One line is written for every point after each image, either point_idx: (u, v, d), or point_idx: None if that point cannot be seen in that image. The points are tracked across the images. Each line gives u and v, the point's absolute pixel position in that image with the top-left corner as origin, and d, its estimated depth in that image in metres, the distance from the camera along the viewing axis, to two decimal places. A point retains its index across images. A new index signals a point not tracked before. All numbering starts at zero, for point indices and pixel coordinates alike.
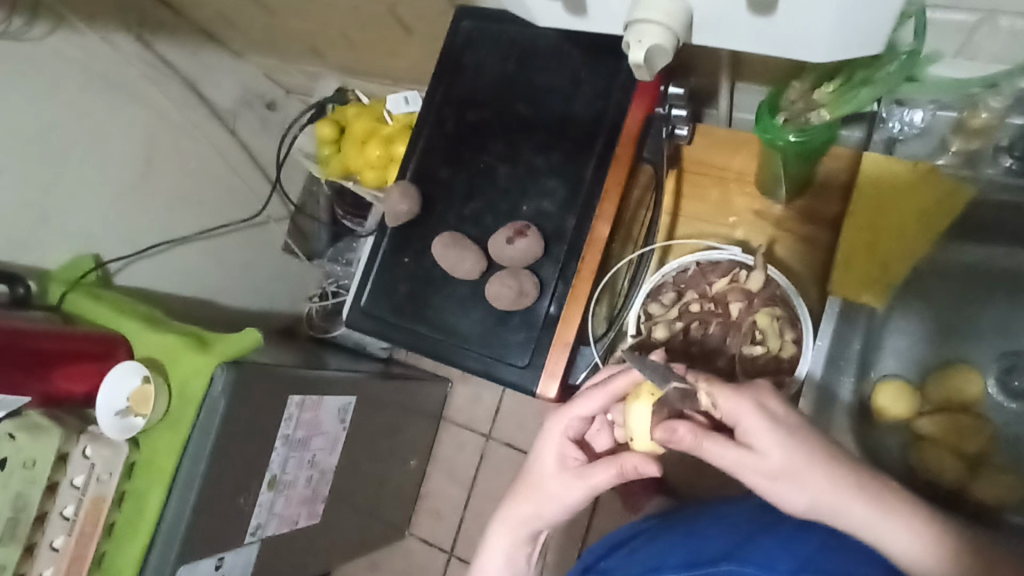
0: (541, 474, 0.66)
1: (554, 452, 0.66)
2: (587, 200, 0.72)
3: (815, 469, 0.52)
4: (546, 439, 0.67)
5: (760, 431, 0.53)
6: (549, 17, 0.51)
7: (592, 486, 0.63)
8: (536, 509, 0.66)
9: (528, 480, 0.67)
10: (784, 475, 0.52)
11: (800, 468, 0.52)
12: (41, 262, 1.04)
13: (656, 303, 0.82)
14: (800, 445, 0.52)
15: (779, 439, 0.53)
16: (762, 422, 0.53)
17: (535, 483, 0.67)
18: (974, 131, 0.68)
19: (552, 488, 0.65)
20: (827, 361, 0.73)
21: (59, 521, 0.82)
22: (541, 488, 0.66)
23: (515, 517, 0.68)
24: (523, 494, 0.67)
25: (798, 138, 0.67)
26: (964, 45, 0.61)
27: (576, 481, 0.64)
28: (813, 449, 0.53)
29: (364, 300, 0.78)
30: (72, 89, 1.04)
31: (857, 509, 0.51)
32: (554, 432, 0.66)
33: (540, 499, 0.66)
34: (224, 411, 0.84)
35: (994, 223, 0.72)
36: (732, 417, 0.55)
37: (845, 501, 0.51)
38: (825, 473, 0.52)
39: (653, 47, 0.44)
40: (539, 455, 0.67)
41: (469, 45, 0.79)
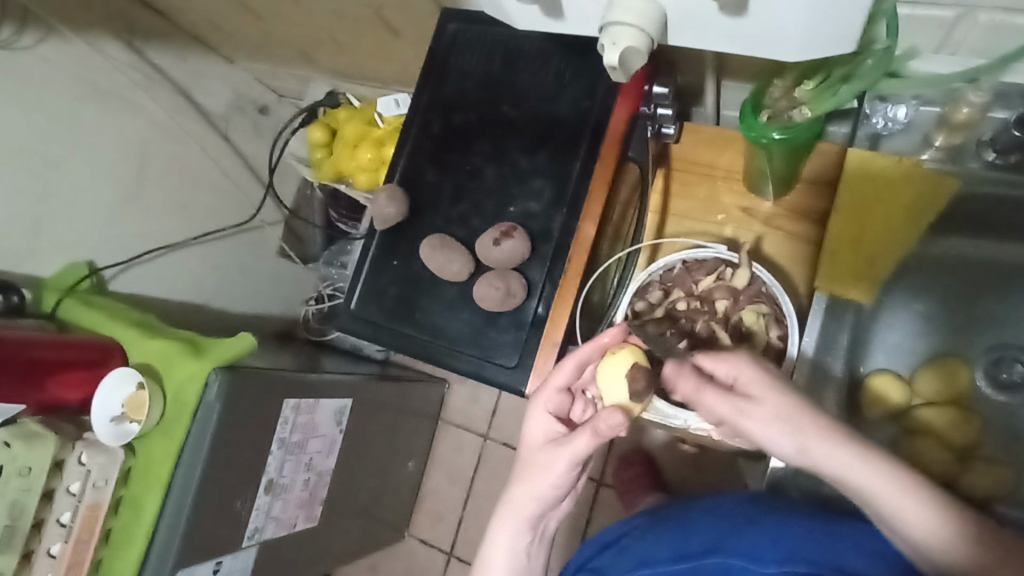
0: (529, 452, 0.66)
1: (541, 429, 0.67)
2: (573, 200, 0.73)
3: (806, 427, 0.53)
4: (532, 417, 0.68)
5: (760, 382, 0.55)
6: (529, 24, 0.51)
7: (575, 453, 0.62)
8: (526, 489, 0.65)
9: (519, 461, 0.67)
10: (777, 425, 0.53)
11: (794, 421, 0.53)
12: (38, 270, 1.04)
13: (643, 301, 0.81)
14: (796, 398, 0.54)
15: (777, 389, 0.54)
16: (760, 381, 0.55)
17: (524, 462, 0.66)
18: (958, 125, 0.68)
19: (541, 461, 0.64)
20: (818, 350, 0.72)
21: (56, 528, 0.82)
22: (529, 466, 0.65)
23: (510, 504, 0.66)
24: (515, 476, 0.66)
25: (783, 135, 0.67)
26: (943, 41, 0.62)
27: (559, 449, 0.63)
28: (811, 403, 0.54)
29: (354, 303, 0.79)
30: (64, 97, 1.05)
31: (848, 460, 0.52)
32: (538, 408, 0.67)
33: (531, 477, 0.65)
34: (219, 416, 0.84)
35: (979, 217, 0.72)
36: (732, 370, 0.56)
37: (834, 460, 0.52)
38: (821, 424, 0.53)
39: (628, 49, 0.45)
40: (527, 436, 0.68)
41: (453, 47, 0.79)
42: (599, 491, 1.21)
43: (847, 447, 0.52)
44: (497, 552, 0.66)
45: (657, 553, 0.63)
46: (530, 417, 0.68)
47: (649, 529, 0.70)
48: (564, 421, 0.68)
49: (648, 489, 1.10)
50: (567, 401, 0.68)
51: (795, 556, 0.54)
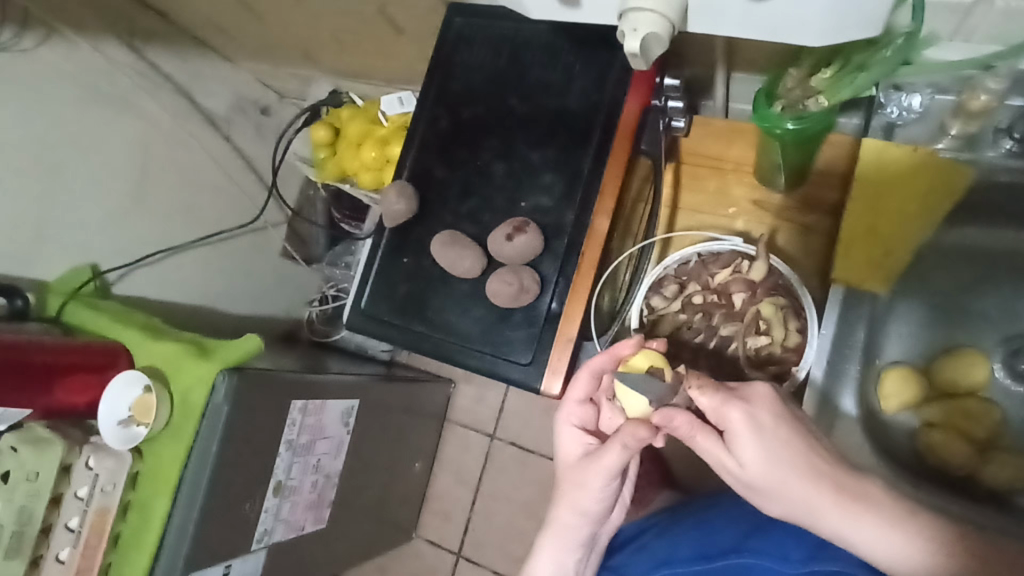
0: (564, 468, 0.66)
1: (573, 444, 0.67)
2: (585, 194, 0.72)
3: (793, 483, 0.51)
4: (564, 433, 0.68)
5: (743, 439, 0.52)
6: (543, 13, 0.50)
7: (606, 469, 0.61)
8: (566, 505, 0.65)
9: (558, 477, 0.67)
10: (760, 483, 0.52)
11: (776, 482, 0.51)
12: (41, 273, 1.04)
13: (659, 296, 0.82)
14: (782, 455, 0.51)
15: (761, 444, 0.52)
16: (747, 433, 0.52)
17: (563, 479, 0.66)
18: (973, 113, 0.67)
19: (575, 478, 0.64)
20: (832, 354, 0.72)
21: (65, 533, 0.82)
22: (567, 483, 0.65)
23: (553, 520, 0.67)
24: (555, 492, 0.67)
25: (797, 125, 0.66)
26: (958, 27, 0.61)
27: (590, 466, 0.62)
28: (801, 459, 0.51)
29: (364, 302, 0.78)
30: (65, 99, 1.04)
31: (834, 522, 0.50)
32: (570, 423, 0.67)
33: (568, 493, 0.65)
34: (227, 417, 0.84)
35: (993, 203, 0.71)
36: (718, 420, 0.54)
37: (823, 518, 0.50)
38: (809, 486, 0.51)
39: (648, 35, 0.43)
40: (563, 452, 0.67)
41: (460, 41, 0.78)
42: None
43: (835, 507, 0.50)
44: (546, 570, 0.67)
45: (678, 553, 0.63)
46: (562, 434, 0.67)
47: (669, 528, 0.69)
48: (592, 432, 0.67)
49: (658, 487, 1.09)
50: (593, 412, 0.68)
51: (820, 554, 0.52)
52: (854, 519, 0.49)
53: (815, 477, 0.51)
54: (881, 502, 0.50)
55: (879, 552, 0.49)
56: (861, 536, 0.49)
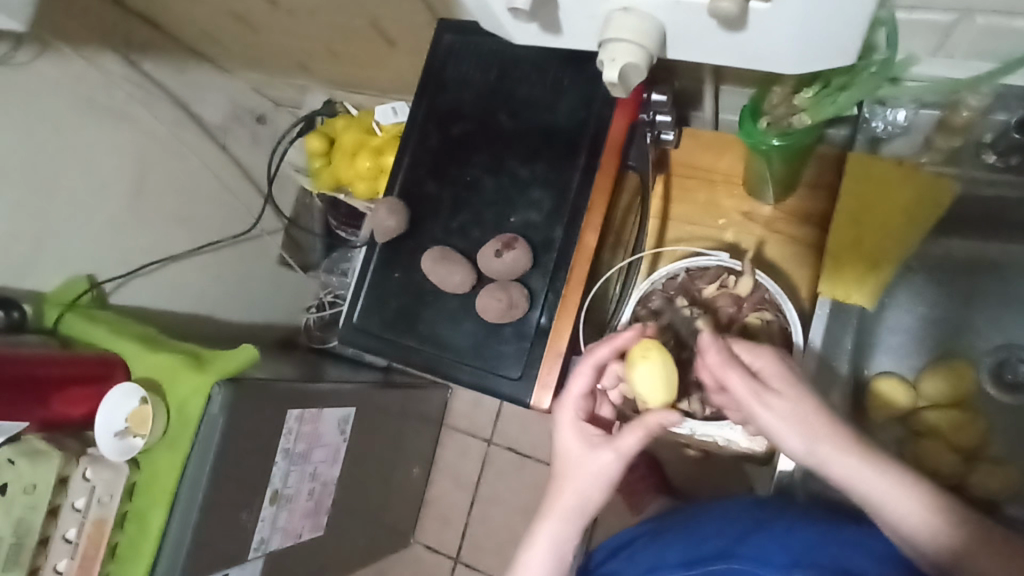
0: (569, 459, 0.61)
1: (575, 435, 0.62)
2: (574, 209, 0.72)
3: (821, 419, 0.54)
4: (563, 423, 0.63)
5: (776, 379, 0.56)
6: (526, 40, 0.51)
7: (623, 453, 0.60)
8: (572, 497, 0.59)
9: (556, 474, 0.61)
10: (793, 416, 0.54)
11: (808, 416, 0.54)
12: (38, 285, 1.04)
13: (644, 311, 0.80)
14: (811, 396, 0.55)
15: (794, 388, 0.56)
16: (780, 372, 0.56)
17: (568, 473, 0.61)
18: (957, 128, 0.67)
19: (588, 467, 0.60)
20: (825, 345, 0.72)
21: (62, 545, 0.83)
22: (576, 477, 0.60)
23: (553, 523, 0.60)
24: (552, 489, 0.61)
25: (781, 142, 0.67)
26: (940, 45, 0.61)
27: (609, 452, 0.60)
28: (822, 404, 0.55)
29: (357, 315, 0.78)
30: (60, 113, 1.04)
31: (849, 461, 0.53)
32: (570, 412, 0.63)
33: (574, 488, 0.60)
34: (223, 428, 0.84)
35: (976, 217, 0.73)
36: (753, 363, 0.58)
37: (843, 452, 0.53)
38: (831, 425, 0.54)
39: (627, 65, 0.44)
40: (563, 445, 0.62)
41: (449, 58, 0.79)
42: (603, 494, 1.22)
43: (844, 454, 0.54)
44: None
45: (666, 557, 0.64)
46: (563, 423, 0.63)
47: (659, 531, 0.70)
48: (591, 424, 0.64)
49: (654, 492, 1.11)
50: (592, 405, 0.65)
51: (802, 560, 0.55)
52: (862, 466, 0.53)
53: (836, 425, 0.54)
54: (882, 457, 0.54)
55: (887, 492, 0.53)
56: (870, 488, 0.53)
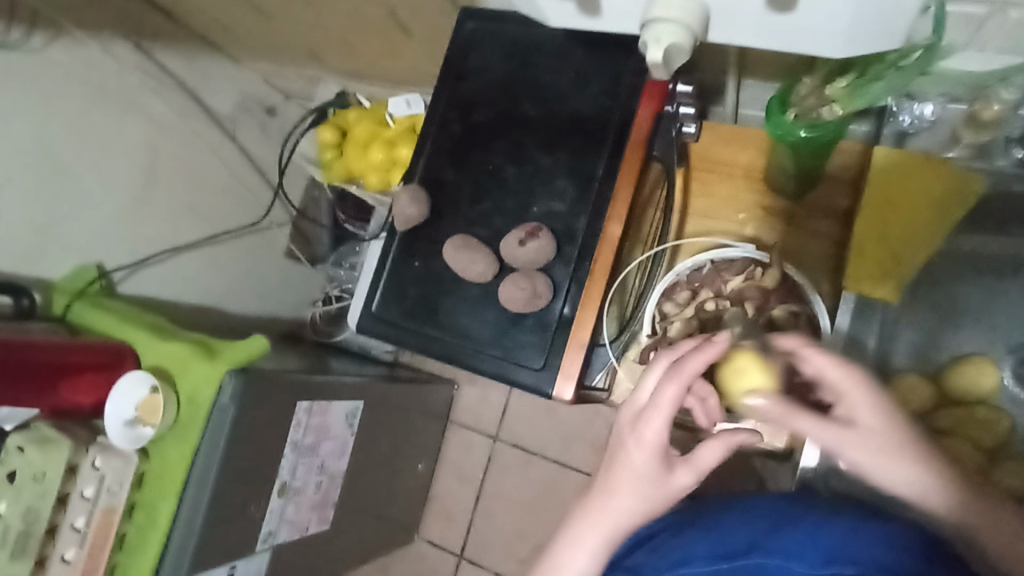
0: (644, 482, 0.53)
1: (654, 452, 0.53)
2: (598, 199, 0.72)
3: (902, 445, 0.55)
4: (641, 443, 0.53)
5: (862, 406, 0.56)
6: (563, 19, 0.50)
7: (698, 471, 0.55)
8: (637, 512, 0.53)
9: (622, 491, 0.53)
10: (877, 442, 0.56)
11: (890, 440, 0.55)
12: (47, 272, 1.03)
13: (671, 303, 0.84)
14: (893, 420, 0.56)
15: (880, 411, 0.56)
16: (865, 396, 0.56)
17: (638, 494, 0.53)
18: (985, 124, 0.68)
19: (662, 491, 0.53)
20: (846, 348, 0.73)
21: (70, 534, 0.81)
22: (653, 497, 0.53)
23: (602, 534, 0.53)
24: (613, 507, 0.53)
25: (809, 134, 0.66)
26: (972, 38, 0.60)
27: (686, 471, 0.54)
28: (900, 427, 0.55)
29: (375, 304, 0.78)
30: (73, 100, 1.03)
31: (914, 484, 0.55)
32: (652, 433, 0.53)
33: (646, 505, 0.53)
34: (234, 418, 0.83)
35: (1003, 212, 0.72)
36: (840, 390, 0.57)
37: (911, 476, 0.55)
38: (906, 449, 0.55)
39: (671, 46, 0.44)
40: (637, 465, 0.53)
41: (472, 46, 0.78)
42: None
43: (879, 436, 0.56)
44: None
45: (696, 550, 0.61)
46: (644, 444, 0.53)
47: (684, 526, 0.67)
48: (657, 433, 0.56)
49: None
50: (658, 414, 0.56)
51: (836, 556, 0.53)
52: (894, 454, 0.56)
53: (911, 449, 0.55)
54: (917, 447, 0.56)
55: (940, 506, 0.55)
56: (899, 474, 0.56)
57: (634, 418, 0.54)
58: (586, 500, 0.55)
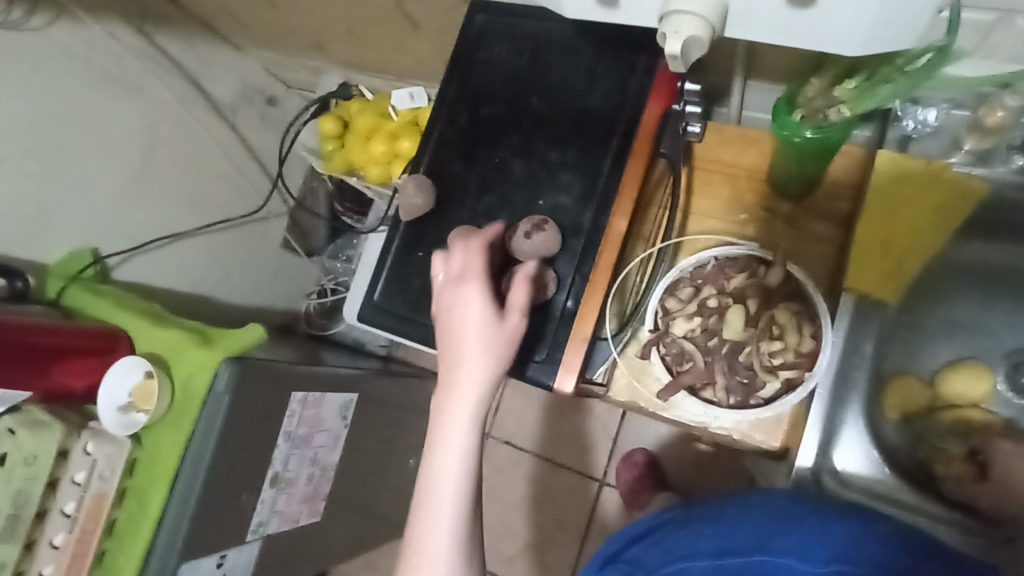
0: (483, 336, 0.56)
1: (472, 301, 0.57)
2: (605, 195, 0.72)
3: None
4: (468, 306, 0.57)
5: None
6: (580, 13, 0.50)
7: (520, 306, 0.59)
8: (483, 361, 0.56)
9: (471, 353, 0.56)
10: None
11: None
12: (42, 256, 1.02)
13: (674, 298, 0.86)
14: None
15: None
16: None
17: (486, 350, 0.56)
18: (989, 131, 0.68)
19: (504, 339, 0.57)
20: (841, 356, 0.75)
21: (59, 518, 0.81)
22: (487, 334, 0.56)
23: (469, 403, 0.55)
24: (471, 369, 0.55)
25: (816, 135, 0.67)
26: (979, 47, 0.61)
27: (506, 308, 0.58)
28: None
29: (377, 294, 0.78)
30: (74, 82, 1.02)
31: None
32: (472, 295, 0.58)
33: (477, 347, 0.56)
34: (230, 406, 0.83)
35: (1000, 221, 0.74)
36: None
37: None
38: None
39: (690, 38, 0.44)
40: (468, 327, 0.57)
41: (482, 39, 0.79)
42: (601, 491, 1.29)
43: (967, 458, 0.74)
44: (466, 463, 0.55)
45: (699, 544, 0.61)
46: (466, 306, 0.57)
47: (684, 520, 0.67)
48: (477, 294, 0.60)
49: (654, 489, 1.15)
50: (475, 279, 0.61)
51: (844, 554, 0.54)
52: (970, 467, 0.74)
53: None
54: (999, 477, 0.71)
55: None
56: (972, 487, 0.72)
57: (454, 288, 0.59)
58: (442, 390, 0.57)
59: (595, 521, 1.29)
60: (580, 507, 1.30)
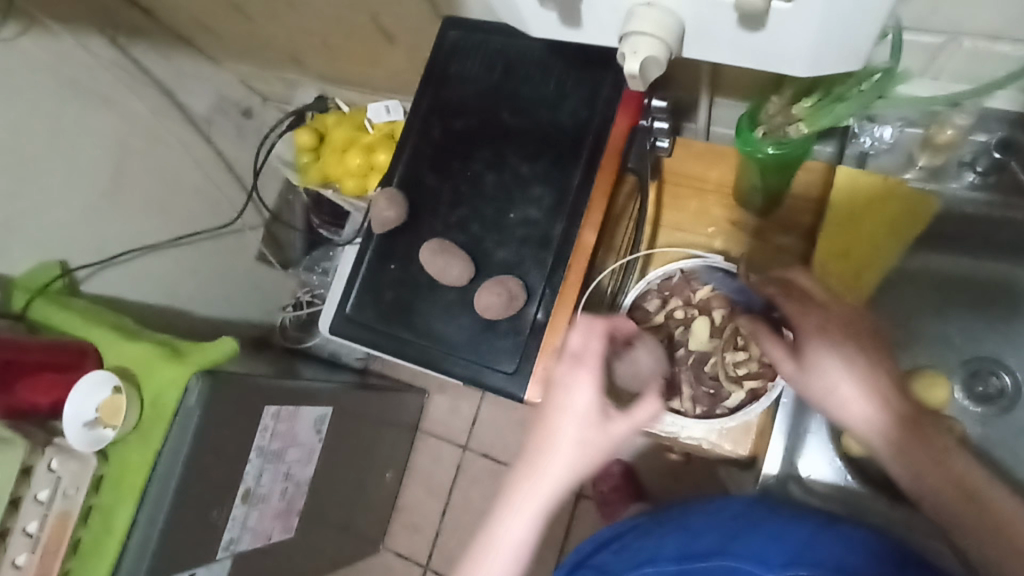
0: (584, 434, 0.58)
1: (583, 401, 0.59)
2: (574, 206, 0.74)
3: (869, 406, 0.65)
4: (579, 397, 0.59)
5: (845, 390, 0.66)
6: (547, 33, 0.52)
7: (634, 421, 0.61)
8: (575, 458, 0.57)
9: (570, 444, 0.58)
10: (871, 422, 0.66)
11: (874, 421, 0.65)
12: (7, 268, 1.00)
13: (642, 309, 0.88)
14: (865, 394, 0.66)
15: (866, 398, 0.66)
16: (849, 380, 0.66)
17: (582, 445, 0.58)
18: (940, 147, 0.71)
19: (601, 445, 0.59)
20: None
21: (21, 538, 0.80)
22: (593, 436, 0.58)
23: (543, 496, 0.57)
24: (557, 468, 0.57)
25: (776, 150, 0.69)
26: (928, 65, 0.64)
27: (620, 420, 0.60)
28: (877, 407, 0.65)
29: (349, 307, 0.78)
30: (43, 93, 1.01)
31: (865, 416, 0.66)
32: (585, 388, 0.60)
33: (570, 442, 0.58)
34: (200, 420, 0.82)
35: (955, 232, 0.76)
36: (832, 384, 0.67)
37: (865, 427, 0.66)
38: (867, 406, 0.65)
39: (648, 58, 0.46)
40: (567, 426, 0.58)
41: (455, 54, 0.80)
42: (579, 502, 1.29)
43: (858, 382, 0.66)
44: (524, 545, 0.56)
45: (663, 549, 0.62)
46: (577, 404, 0.58)
47: (652, 526, 0.68)
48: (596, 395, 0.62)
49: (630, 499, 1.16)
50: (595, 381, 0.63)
51: (800, 559, 0.55)
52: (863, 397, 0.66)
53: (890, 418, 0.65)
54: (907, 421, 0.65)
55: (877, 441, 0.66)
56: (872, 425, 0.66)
57: (570, 372, 0.61)
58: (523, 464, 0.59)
59: (572, 533, 1.29)
60: (558, 518, 1.30)
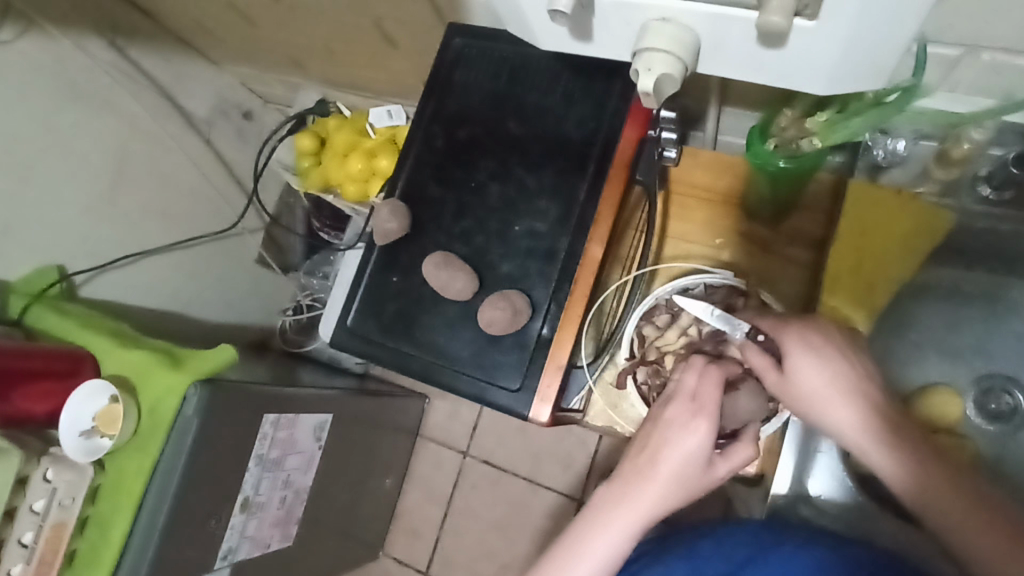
0: (688, 479, 0.56)
1: (691, 448, 0.56)
2: (580, 221, 0.72)
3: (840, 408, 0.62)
4: (690, 442, 0.56)
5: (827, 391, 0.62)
6: (557, 45, 0.51)
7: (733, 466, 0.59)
8: (668, 498, 0.56)
9: (669, 485, 0.56)
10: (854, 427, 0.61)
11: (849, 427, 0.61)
12: (6, 272, 0.98)
13: (650, 325, 0.86)
14: (841, 387, 0.61)
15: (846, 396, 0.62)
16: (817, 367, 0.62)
17: (681, 488, 0.56)
18: (954, 161, 0.69)
19: (697, 487, 0.57)
20: None
21: (15, 549, 0.77)
22: (692, 480, 0.56)
23: (622, 534, 0.56)
24: (652, 504, 0.56)
25: (788, 164, 0.68)
26: (944, 77, 0.61)
27: (721, 464, 0.58)
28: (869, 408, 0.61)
29: (350, 319, 0.77)
30: (41, 96, 1.00)
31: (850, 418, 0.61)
32: (697, 435, 0.56)
33: (670, 485, 0.56)
34: (198, 431, 0.80)
35: (970, 246, 0.75)
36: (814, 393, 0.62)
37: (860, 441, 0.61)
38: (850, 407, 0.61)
39: (663, 76, 0.44)
40: (670, 471, 0.56)
41: (458, 63, 0.78)
42: None
43: (833, 380, 0.62)
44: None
45: None
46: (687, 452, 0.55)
47: (658, 554, 0.67)
48: None
49: None
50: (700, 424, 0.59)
51: None
52: (840, 394, 0.62)
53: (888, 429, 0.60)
54: (893, 418, 0.61)
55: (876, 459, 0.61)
56: (853, 424, 0.61)
57: (685, 416, 0.56)
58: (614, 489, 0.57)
59: None
60: None
